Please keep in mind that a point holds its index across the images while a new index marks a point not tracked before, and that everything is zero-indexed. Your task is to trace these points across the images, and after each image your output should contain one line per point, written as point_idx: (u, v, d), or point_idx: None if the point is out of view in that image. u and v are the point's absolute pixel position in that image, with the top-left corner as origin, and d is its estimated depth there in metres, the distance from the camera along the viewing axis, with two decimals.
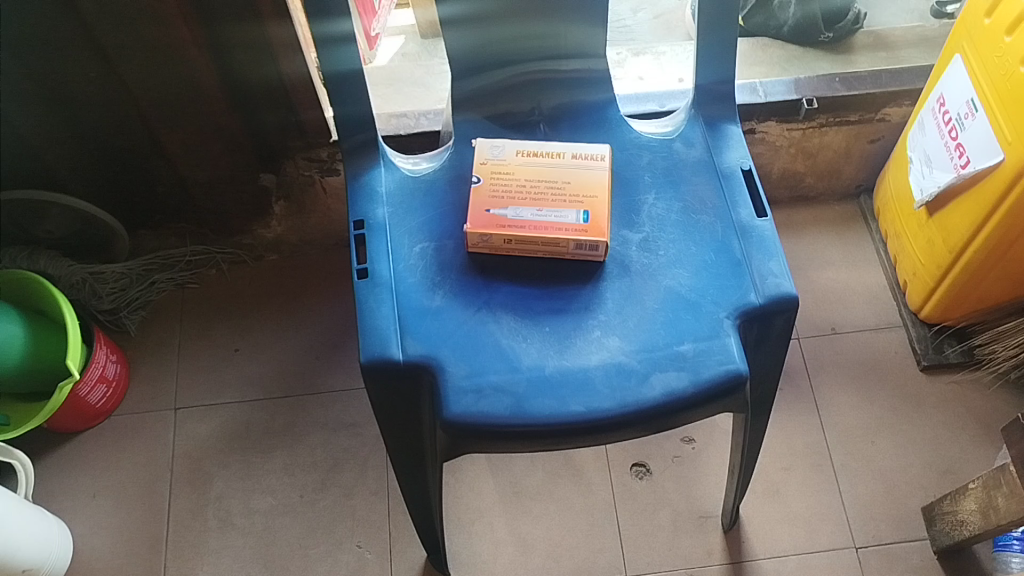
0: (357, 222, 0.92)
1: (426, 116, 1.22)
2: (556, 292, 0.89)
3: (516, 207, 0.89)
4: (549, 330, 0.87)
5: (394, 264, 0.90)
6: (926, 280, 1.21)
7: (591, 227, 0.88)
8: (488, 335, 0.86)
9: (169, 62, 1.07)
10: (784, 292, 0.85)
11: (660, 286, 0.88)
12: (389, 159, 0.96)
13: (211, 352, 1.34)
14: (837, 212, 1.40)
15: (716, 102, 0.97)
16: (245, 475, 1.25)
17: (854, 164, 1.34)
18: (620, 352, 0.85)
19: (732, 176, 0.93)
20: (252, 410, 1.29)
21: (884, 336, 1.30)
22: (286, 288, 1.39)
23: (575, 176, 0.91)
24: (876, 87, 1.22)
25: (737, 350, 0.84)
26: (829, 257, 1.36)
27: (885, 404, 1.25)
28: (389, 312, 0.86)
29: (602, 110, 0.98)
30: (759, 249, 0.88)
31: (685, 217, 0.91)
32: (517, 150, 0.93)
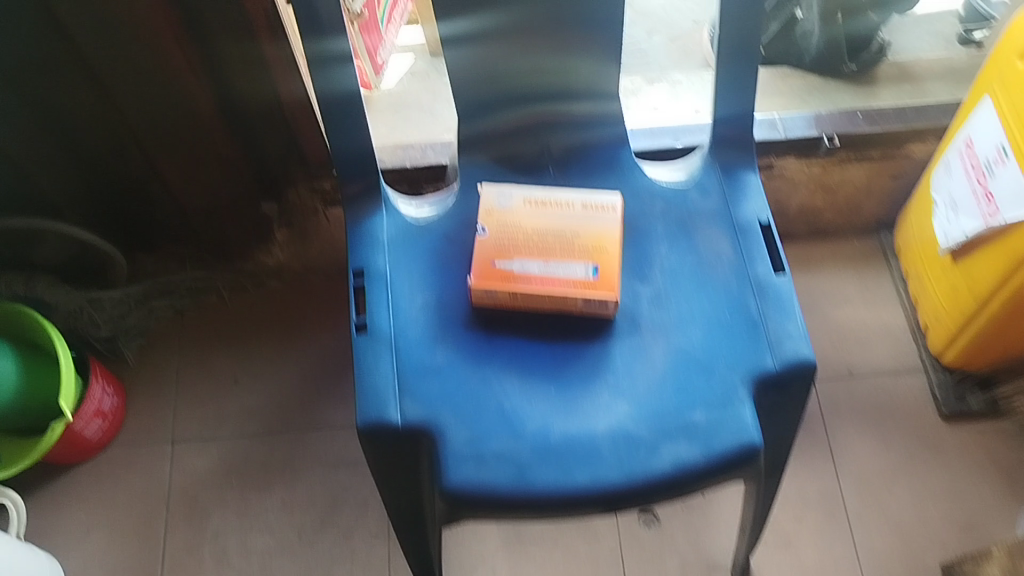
0: (357, 271, 0.88)
1: (433, 147, 1.18)
2: (561, 349, 0.85)
3: (523, 260, 0.85)
4: (555, 392, 0.83)
5: (395, 317, 0.86)
6: (950, 325, 1.16)
7: (600, 282, 0.84)
8: (490, 397, 0.82)
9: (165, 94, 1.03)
10: (802, 358, 0.82)
11: (671, 346, 0.84)
12: (392, 204, 0.92)
13: (211, 383, 1.31)
14: (856, 247, 1.36)
15: (735, 145, 0.92)
16: (243, 511, 1.21)
17: (875, 199, 1.30)
18: (628, 418, 0.81)
19: (750, 229, 0.88)
20: (251, 444, 1.26)
21: (903, 380, 1.25)
22: (288, 317, 1.35)
23: (585, 226, 0.87)
24: (901, 122, 1.17)
25: (751, 419, 0.80)
26: (847, 295, 1.32)
27: (903, 451, 1.20)
28: (389, 371, 0.83)
29: (614, 153, 0.94)
30: (776, 310, 0.84)
31: (698, 272, 0.87)
32: (524, 198, 0.88)
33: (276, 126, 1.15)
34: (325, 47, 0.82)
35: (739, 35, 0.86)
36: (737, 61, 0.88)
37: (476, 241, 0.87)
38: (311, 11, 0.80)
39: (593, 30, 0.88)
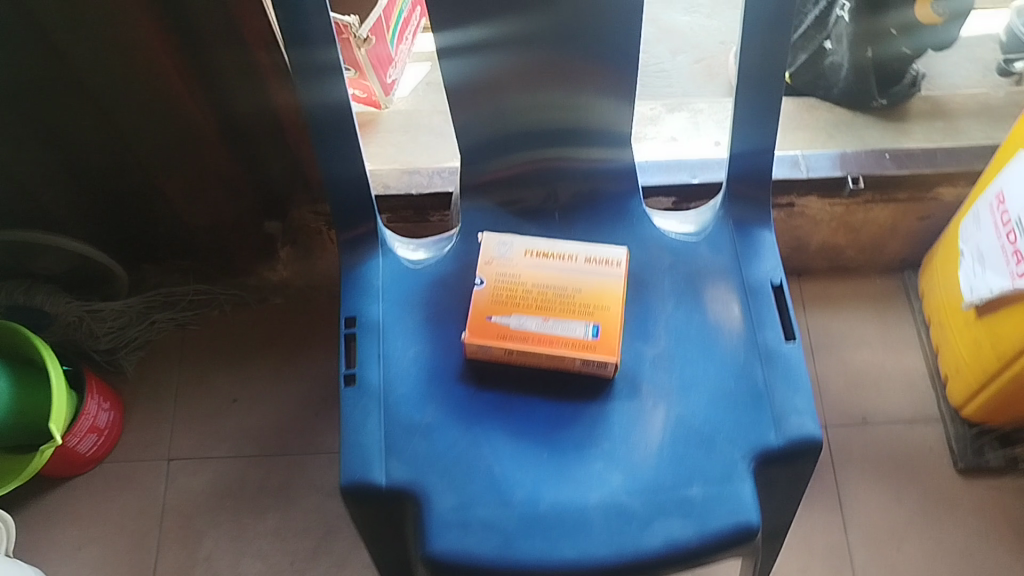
0: (348, 319, 0.85)
1: (440, 174, 1.14)
2: (556, 411, 0.82)
3: (519, 316, 0.82)
4: (547, 456, 0.80)
5: (386, 369, 0.83)
6: (971, 380, 1.11)
7: (599, 343, 0.80)
8: (479, 460, 0.79)
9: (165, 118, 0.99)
10: (807, 434, 0.78)
11: (671, 415, 0.80)
12: (390, 247, 0.89)
13: (209, 400, 1.29)
14: (877, 285, 1.31)
15: (750, 199, 0.88)
16: (236, 535, 1.20)
17: (899, 239, 1.25)
18: (621, 490, 0.77)
19: (761, 291, 0.84)
20: (247, 466, 1.24)
21: (919, 429, 1.21)
22: (291, 335, 1.33)
23: (587, 282, 0.83)
24: (930, 166, 1.11)
25: (750, 497, 0.77)
26: (865, 336, 1.28)
27: (914, 506, 1.16)
28: (377, 429, 0.80)
29: (624, 203, 0.90)
30: (783, 381, 0.80)
31: (704, 335, 0.83)
32: (526, 249, 0.85)
33: (282, 144, 1.08)
34: (321, 90, 0.78)
35: (761, 92, 0.81)
36: (758, 115, 0.83)
37: (474, 292, 0.84)
38: (307, 52, 0.76)
39: (611, 68, 0.82)
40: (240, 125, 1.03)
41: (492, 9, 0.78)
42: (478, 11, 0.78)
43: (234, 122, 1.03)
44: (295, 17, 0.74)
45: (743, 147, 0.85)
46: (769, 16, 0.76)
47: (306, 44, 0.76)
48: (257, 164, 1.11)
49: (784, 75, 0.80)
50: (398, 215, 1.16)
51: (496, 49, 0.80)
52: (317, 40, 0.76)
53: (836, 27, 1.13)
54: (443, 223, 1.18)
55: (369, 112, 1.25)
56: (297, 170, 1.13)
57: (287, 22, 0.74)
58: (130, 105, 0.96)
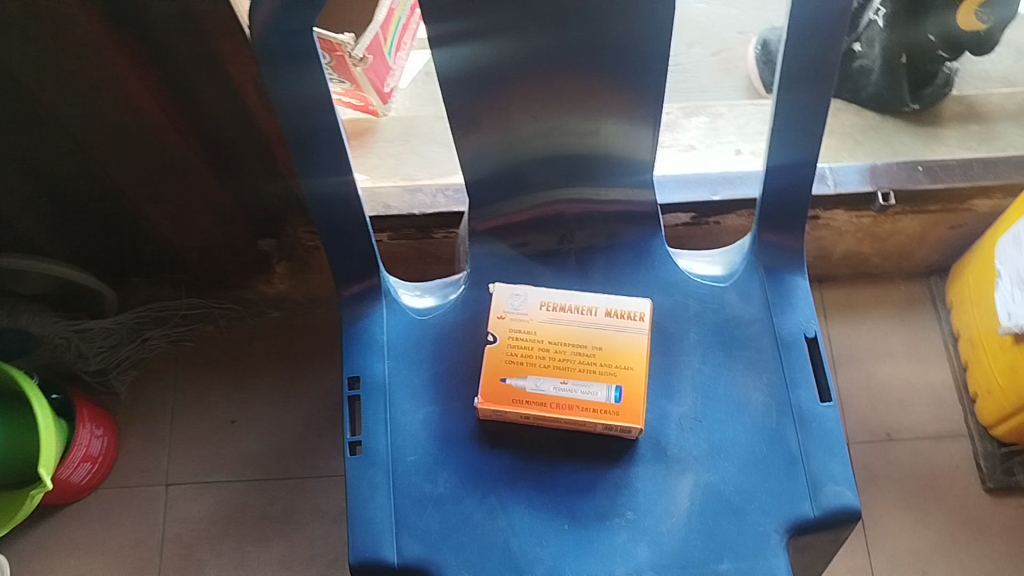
0: (351, 379, 0.79)
1: (444, 192, 1.07)
2: (578, 476, 0.76)
3: (536, 377, 0.76)
4: (567, 528, 0.74)
5: (394, 434, 0.78)
6: (1002, 403, 1.07)
7: (623, 408, 0.75)
8: (496, 534, 0.74)
9: (147, 138, 0.93)
10: (846, 505, 0.73)
11: (700, 481, 0.75)
12: (395, 296, 0.83)
13: (206, 423, 1.24)
14: (902, 291, 1.26)
15: (782, 245, 0.82)
16: (239, 564, 1.16)
17: (929, 247, 1.18)
18: (648, 566, 0.72)
19: (794, 345, 0.79)
20: (250, 490, 1.20)
21: (946, 447, 1.17)
22: (292, 351, 1.28)
23: (609, 338, 0.78)
24: (966, 179, 1.05)
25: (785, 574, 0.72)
26: (890, 347, 1.22)
27: (942, 528, 1.13)
28: (385, 503, 0.75)
29: (646, 243, 0.84)
30: (819, 446, 0.75)
31: (734, 393, 0.78)
32: (541, 302, 0.79)
33: (267, 167, 1.05)
34: (317, 141, 0.72)
35: (800, 113, 0.72)
36: (795, 137, 0.74)
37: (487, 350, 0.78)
38: (298, 106, 0.70)
39: (637, 97, 0.74)
40: (222, 150, 1.00)
41: (503, 52, 0.70)
42: (488, 57, 0.70)
43: (218, 146, 0.99)
44: (283, 71, 0.67)
45: (781, 159, 0.76)
46: (811, 30, 0.67)
47: (296, 97, 0.69)
48: (244, 182, 1.07)
49: (829, 100, 0.71)
50: (400, 233, 1.09)
51: (508, 92, 0.73)
52: (310, 91, 0.69)
53: (868, 30, 1.08)
54: (447, 239, 1.10)
55: (366, 119, 1.18)
56: (286, 191, 1.09)
57: (274, 76, 0.67)
58: (109, 136, 0.92)
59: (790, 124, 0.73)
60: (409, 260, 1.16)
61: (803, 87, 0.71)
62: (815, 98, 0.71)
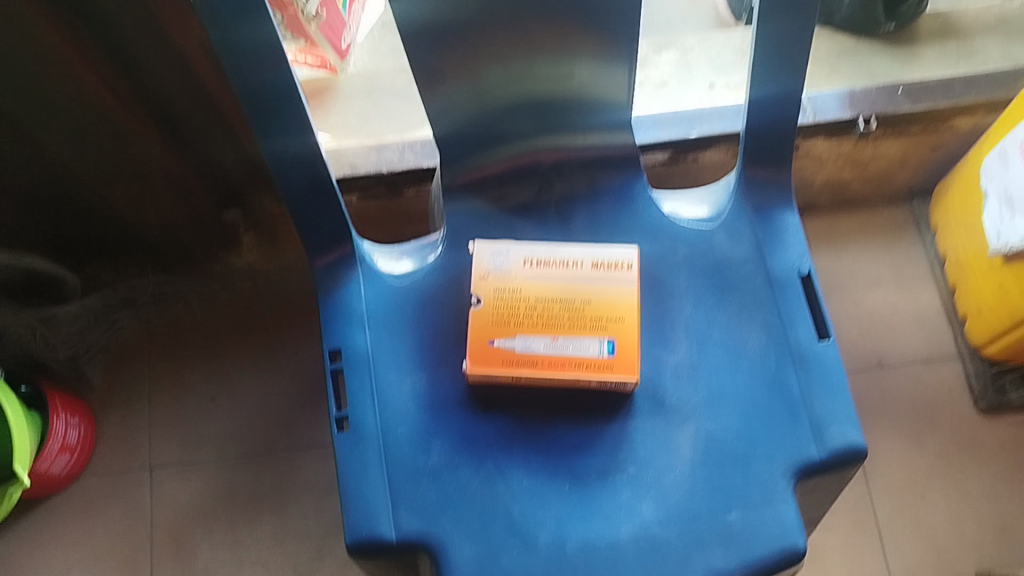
0: (333, 352, 0.76)
1: (412, 148, 1.03)
2: (576, 435, 0.74)
3: (525, 337, 0.74)
4: (569, 489, 0.72)
5: (381, 406, 0.75)
6: (992, 323, 1.05)
7: (617, 362, 0.72)
8: (496, 500, 0.72)
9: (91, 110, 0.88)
10: (852, 445, 0.71)
11: (702, 431, 0.73)
12: (370, 262, 0.80)
13: (186, 402, 1.21)
14: (885, 216, 1.24)
15: (769, 181, 0.79)
16: (232, 544, 1.14)
17: (910, 170, 1.16)
18: (654, 521, 0.71)
19: (788, 285, 0.76)
20: (237, 469, 1.17)
21: (936, 370, 1.16)
22: (268, 323, 1.24)
23: (597, 291, 0.75)
24: (947, 100, 1.02)
25: (794, 519, 0.71)
26: (876, 274, 1.21)
27: (936, 451, 1.13)
28: (378, 478, 0.72)
29: (629, 189, 0.81)
30: (820, 386, 0.73)
31: (730, 338, 0.75)
32: (524, 258, 0.76)
33: (222, 128, 0.99)
34: (275, 105, 0.68)
35: (782, 42, 0.69)
36: (777, 68, 0.71)
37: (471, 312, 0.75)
38: (250, 69, 0.65)
39: (610, 36, 0.71)
40: (169, 113, 0.95)
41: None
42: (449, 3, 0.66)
43: (165, 110, 0.94)
44: (231, 31, 0.62)
45: (764, 92, 0.72)
46: None
47: (249, 59, 0.64)
48: (194, 146, 1.01)
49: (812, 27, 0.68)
50: (369, 194, 1.05)
51: (473, 40, 0.69)
52: (262, 51, 0.64)
53: None
54: (419, 196, 1.06)
55: (325, 77, 1.12)
56: (243, 154, 1.04)
57: (222, 38, 0.63)
58: (53, 113, 0.87)
59: (772, 54, 0.70)
60: (380, 221, 1.12)
61: (784, 15, 0.67)
62: (798, 25, 0.68)
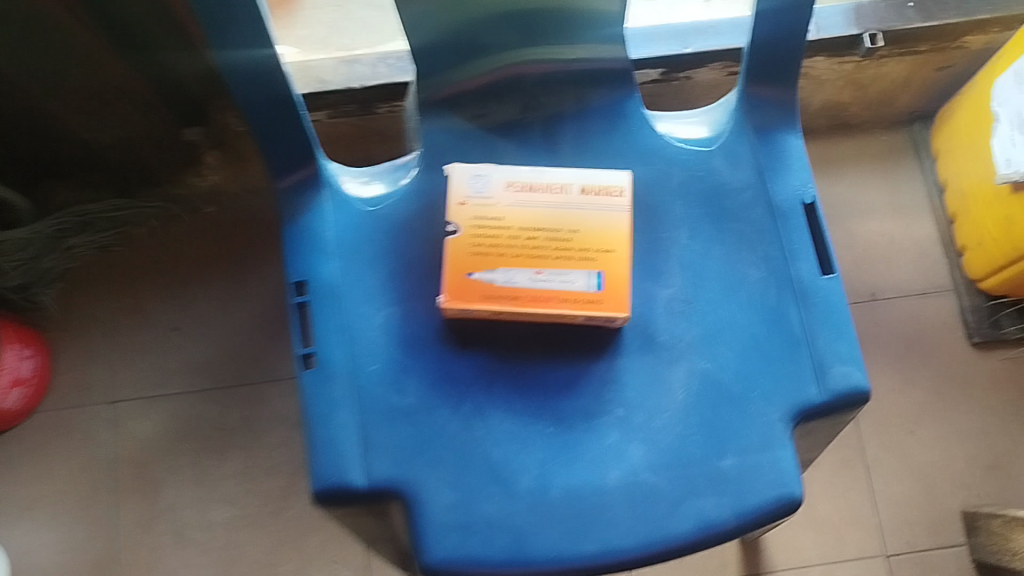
0: (298, 283, 0.70)
1: (385, 61, 0.95)
2: (561, 374, 0.69)
3: (507, 269, 0.68)
4: (552, 432, 0.68)
5: (351, 342, 0.69)
6: (994, 255, 1.01)
7: (606, 297, 0.67)
8: (474, 444, 0.67)
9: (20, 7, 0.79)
10: (855, 387, 0.67)
11: (695, 370, 0.68)
12: (337, 185, 0.73)
13: (148, 331, 1.14)
14: (884, 141, 1.18)
15: (773, 101, 0.73)
16: (198, 480, 1.09)
17: (913, 92, 1.10)
18: (643, 466, 0.67)
19: (791, 214, 0.71)
20: (202, 402, 1.12)
21: (931, 303, 1.12)
22: (234, 249, 1.17)
23: (586, 219, 0.69)
24: (960, 14, 0.96)
25: (791, 464, 0.67)
26: (873, 202, 1.15)
27: (927, 386, 1.10)
28: (348, 420, 0.67)
29: (620, 108, 0.74)
30: (822, 324, 0.68)
31: (727, 271, 0.70)
32: (507, 182, 0.69)
33: (171, 27, 0.91)
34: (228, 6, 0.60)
35: None
36: None
37: (449, 242, 0.69)
38: None
39: None
40: (113, 15, 0.86)
41: None
42: None
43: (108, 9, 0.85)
44: None
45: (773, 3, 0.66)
46: None
47: None
48: (143, 52, 0.93)
49: None
50: (339, 111, 0.97)
51: None
52: None
53: None
54: (392, 115, 0.99)
55: None
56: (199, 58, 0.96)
57: None
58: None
59: None
60: (352, 142, 1.05)
61: None
62: None
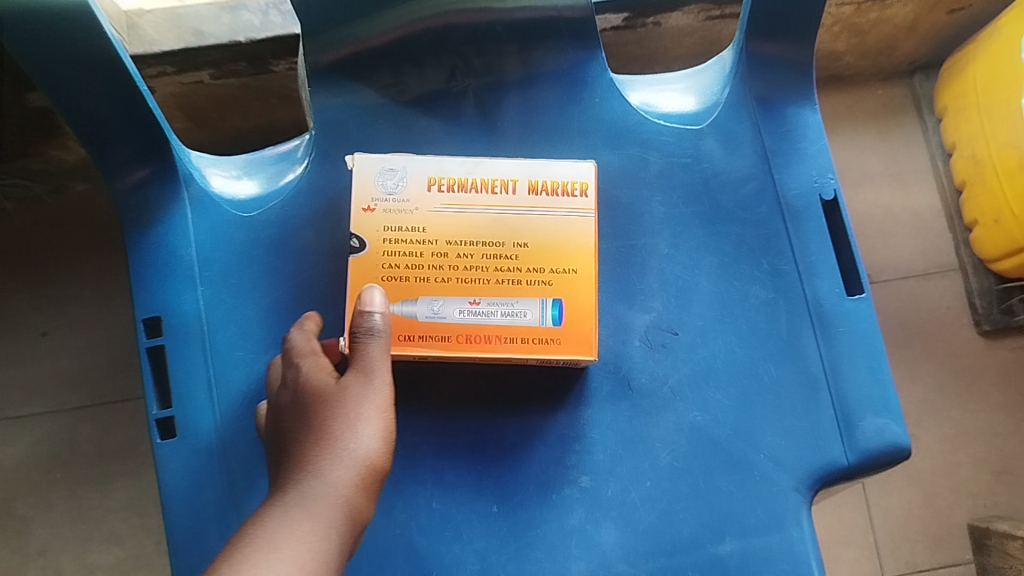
0: (149, 321, 0.52)
1: (278, 6, 0.75)
2: (507, 433, 0.52)
3: (431, 299, 0.50)
4: (497, 512, 0.51)
5: (223, 400, 0.52)
6: (1013, 233, 0.86)
7: (565, 335, 0.50)
8: (394, 532, 0.50)
9: None
10: (891, 444, 0.51)
11: (684, 424, 0.52)
12: (202, 181, 0.54)
13: (9, 338, 0.92)
14: (880, 97, 1.02)
15: (782, 61, 0.55)
16: (75, 517, 0.88)
17: (916, 40, 0.94)
18: (618, 555, 0.50)
19: (807, 215, 0.54)
20: (78, 422, 0.89)
21: (934, 285, 0.97)
22: (106, 238, 0.93)
23: (536, 229, 0.51)
24: None
25: (812, 548, 0.51)
26: (868, 168, 0.99)
27: (930, 381, 0.95)
28: (218, 505, 0.50)
29: (579, 72, 0.56)
30: (849, 360, 0.52)
31: (722, 290, 0.53)
32: (428, 179, 0.51)
33: None
34: None
35: None
36: None
37: (351, 262, 0.50)
38: None
39: None
40: None
41: None
42: None
43: None
44: None
45: None
46: None
47: None
48: None
49: None
50: (226, 70, 0.77)
51: None
52: None
53: None
54: (293, 73, 0.78)
55: None
56: None
57: None
58: None
59: None
60: (248, 113, 0.85)
61: None
62: None
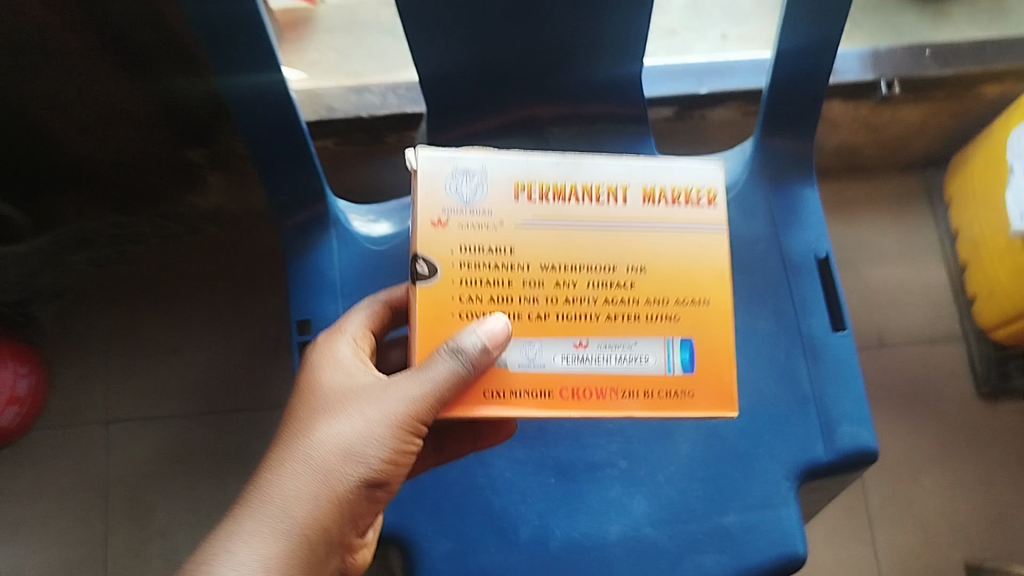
0: (301, 323, 0.69)
1: (395, 91, 0.94)
2: (567, 423, 0.68)
3: (534, 344, 0.48)
4: (555, 482, 0.66)
5: None
6: (1005, 307, 0.99)
7: (697, 386, 0.49)
8: (476, 493, 0.65)
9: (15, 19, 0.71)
10: (861, 447, 0.66)
11: (703, 425, 0.67)
12: (344, 223, 0.73)
13: (145, 351, 1.08)
14: (896, 185, 1.17)
15: (788, 153, 0.72)
16: (192, 506, 1.01)
17: (926, 138, 1.09)
18: (646, 521, 0.65)
19: (805, 268, 0.70)
20: (196, 426, 1.04)
21: (940, 350, 1.10)
22: (228, 275, 1.10)
23: (655, 250, 0.48)
24: (979, 64, 0.97)
25: (796, 524, 0.65)
26: (883, 247, 1.14)
27: (935, 434, 1.07)
28: None
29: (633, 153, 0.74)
30: (833, 382, 0.67)
31: (740, 324, 0.69)
32: (517, 182, 0.48)
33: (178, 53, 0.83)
34: (246, 59, 0.61)
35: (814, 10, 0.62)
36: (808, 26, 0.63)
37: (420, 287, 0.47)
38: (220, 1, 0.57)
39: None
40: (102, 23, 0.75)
41: None
42: None
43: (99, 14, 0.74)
44: None
45: (794, 41, 0.64)
46: None
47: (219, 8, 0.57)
48: (155, 79, 0.85)
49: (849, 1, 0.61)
50: (347, 138, 0.95)
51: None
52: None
53: None
54: (401, 143, 0.97)
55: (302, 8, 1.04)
56: (200, 81, 0.86)
57: None
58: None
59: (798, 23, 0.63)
60: (360, 173, 1.04)
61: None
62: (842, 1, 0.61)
